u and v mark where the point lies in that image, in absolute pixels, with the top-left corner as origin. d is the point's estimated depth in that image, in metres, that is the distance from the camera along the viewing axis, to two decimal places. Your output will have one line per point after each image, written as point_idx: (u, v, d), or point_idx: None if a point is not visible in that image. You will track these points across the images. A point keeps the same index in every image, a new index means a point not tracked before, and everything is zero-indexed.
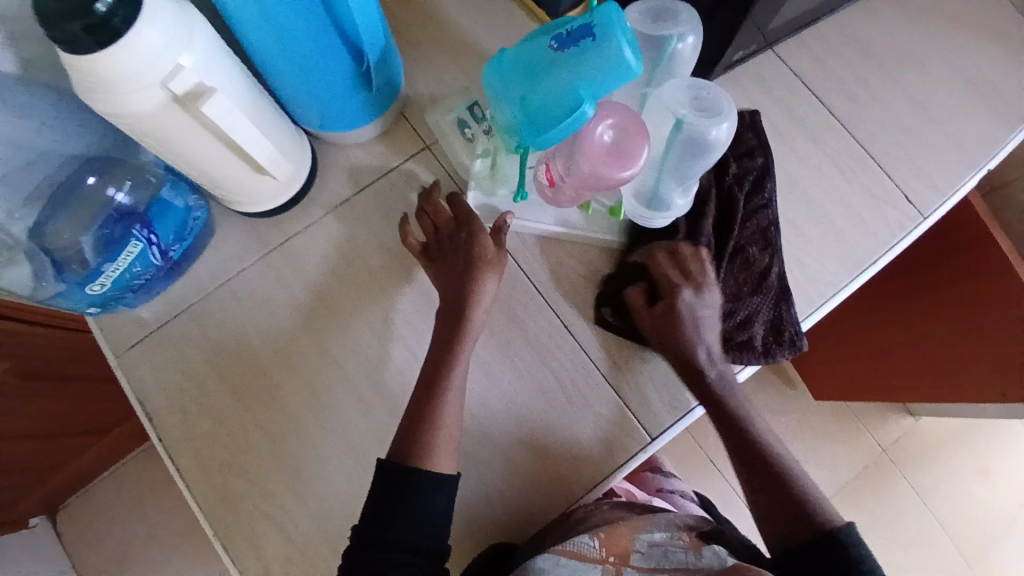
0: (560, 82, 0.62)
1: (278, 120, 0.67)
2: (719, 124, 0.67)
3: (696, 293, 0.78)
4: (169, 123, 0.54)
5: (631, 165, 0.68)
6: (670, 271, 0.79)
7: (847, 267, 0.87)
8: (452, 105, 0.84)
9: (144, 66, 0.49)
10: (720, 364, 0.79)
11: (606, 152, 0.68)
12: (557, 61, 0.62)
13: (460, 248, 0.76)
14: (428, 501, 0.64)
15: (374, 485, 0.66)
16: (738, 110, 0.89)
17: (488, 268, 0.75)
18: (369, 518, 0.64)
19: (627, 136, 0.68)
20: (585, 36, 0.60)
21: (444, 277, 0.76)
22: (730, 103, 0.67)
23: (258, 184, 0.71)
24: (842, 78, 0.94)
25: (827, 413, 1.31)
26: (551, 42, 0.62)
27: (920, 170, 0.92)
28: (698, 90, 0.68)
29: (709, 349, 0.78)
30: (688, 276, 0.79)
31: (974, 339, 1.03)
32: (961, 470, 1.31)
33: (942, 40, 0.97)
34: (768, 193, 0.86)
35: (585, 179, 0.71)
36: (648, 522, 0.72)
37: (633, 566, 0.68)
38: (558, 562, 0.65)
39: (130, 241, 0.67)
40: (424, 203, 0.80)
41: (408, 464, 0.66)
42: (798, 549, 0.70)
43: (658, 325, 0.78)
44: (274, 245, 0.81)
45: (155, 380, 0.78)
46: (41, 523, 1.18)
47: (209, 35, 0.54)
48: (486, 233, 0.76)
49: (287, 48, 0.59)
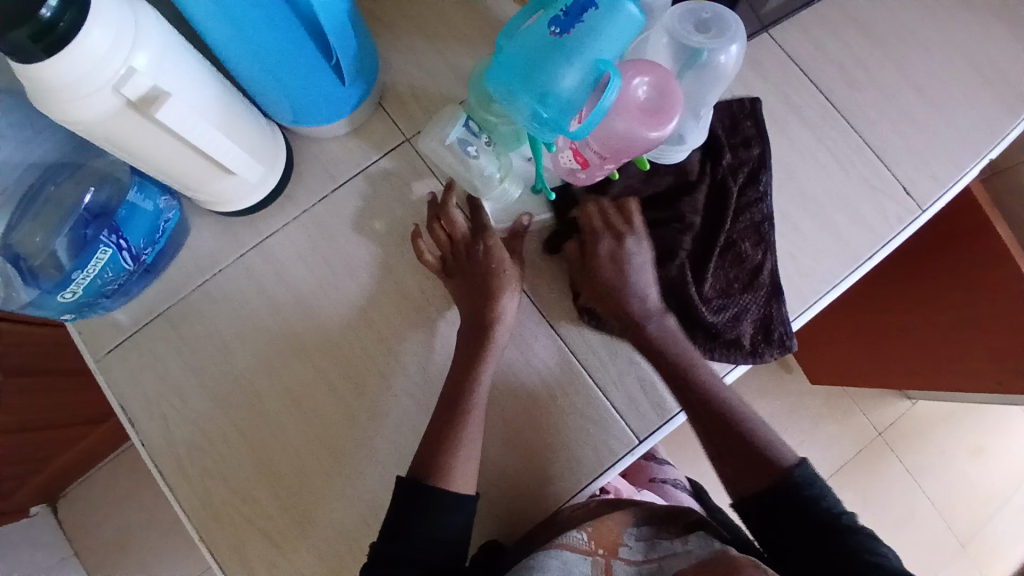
0: (580, 61, 0.59)
1: (242, 117, 0.64)
2: (736, 38, 0.70)
3: (617, 241, 0.76)
4: (125, 127, 0.52)
5: (673, 113, 0.65)
6: (594, 218, 0.78)
7: (842, 262, 0.85)
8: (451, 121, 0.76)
9: (93, 72, 0.46)
10: (659, 316, 0.76)
11: (648, 111, 0.65)
12: (570, 44, 0.59)
13: (478, 264, 0.75)
14: (447, 519, 0.64)
15: (396, 502, 0.65)
16: (738, 98, 0.87)
17: (507, 285, 0.75)
18: (388, 535, 0.63)
19: (663, 87, 0.65)
20: (588, 7, 0.59)
21: (463, 293, 0.76)
22: (735, 18, 0.70)
23: (222, 186, 0.68)
24: (840, 61, 0.91)
25: (823, 399, 1.29)
26: (551, 27, 0.60)
27: (919, 158, 0.89)
28: (698, 14, 0.71)
29: (646, 301, 0.76)
30: (611, 227, 0.77)
31: (974, 332, 1.00)
32: (958, 454, 1.30)
33: (945, 19, 0.93)
34: (764, 185, 0.84)
35: (629, 150, 0.67)
36: (630, 516, 0.71)
37: (622, 559, 0.67)
38: (548, 556, 0.63)
39: (98, 246, 0.65)
40: (437, 212, 0.79)
41: (431, 482, 0.65)
42: (770, 503, 0.67)
43: (592, 281, 0.77)
44: (251, 245, 0.79)
45: (133, 385, 0.76)
46: (40, 510, 1.10)
47: (162, 36, 0.51)
48: (503, 250, 0.76)
49: (248, 42, 0.56)
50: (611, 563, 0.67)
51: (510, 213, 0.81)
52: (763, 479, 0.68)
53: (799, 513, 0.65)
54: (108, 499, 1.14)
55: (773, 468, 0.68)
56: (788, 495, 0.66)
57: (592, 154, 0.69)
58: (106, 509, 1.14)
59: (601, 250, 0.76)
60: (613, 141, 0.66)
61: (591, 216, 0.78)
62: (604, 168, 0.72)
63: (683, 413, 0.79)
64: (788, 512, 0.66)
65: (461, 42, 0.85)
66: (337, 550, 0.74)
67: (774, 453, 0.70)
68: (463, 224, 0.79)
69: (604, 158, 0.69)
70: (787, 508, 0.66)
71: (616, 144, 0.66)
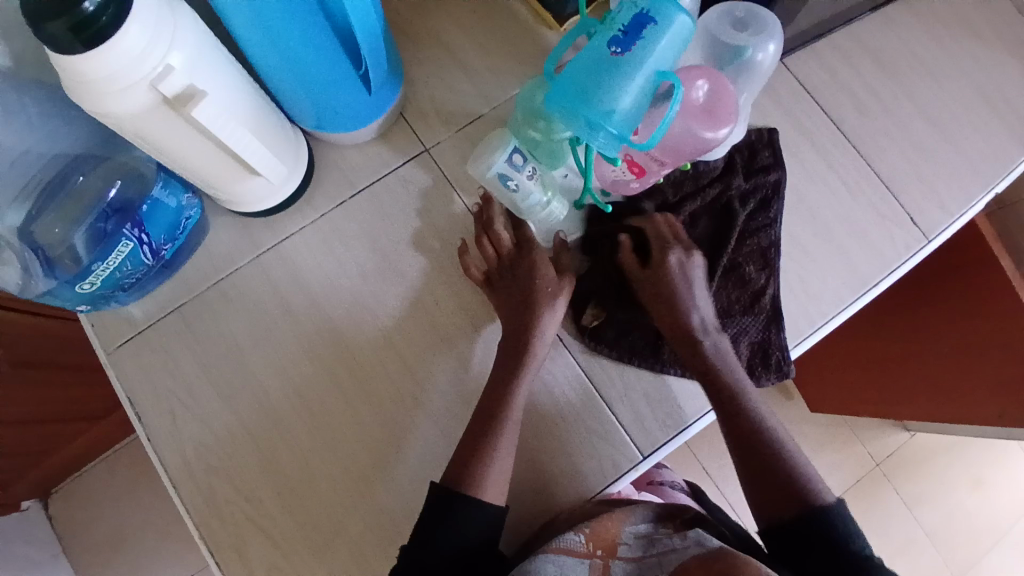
0: (640, 75, 0.59)
1: (269, 119, 0.65)
2: (777, 35, 0.72)
3: (686, 253, 0.78)
4: (156, 122, 0.53)
5: (733, 112, 0.66)
6: (665, 231, 0.80)
7: (849, 286, 0.86)
8: (490, 160, 0.76)
9: (132, 66, 0.47)
10: (714, 334, 0.77)
11: (707, 113, 0.65)
12: (630, 61, 0.60)
13: (523, 280, 0.77)
14: (468, 523, 0.66)
15: (427, 512, 0.66)
16: (757, 127, 0.88)
17: (550, 301, 0.76)
18: (415, 542, 0.65)
19: (718, 87, 0.66)
20: (647, 24, 0.60)
21: (507, 307, 0.77)
22: (771, 15, 0.72)
23: (246, 187, 0.69)
24: (851, 89, 0.92)
25: (822, 424, 1.29)
26: (610, 47, 0.61)
27: (926, 187, 0.90)
28: (732, 14, 0.73)
29: (703, 316, 0.77)
30: (679, 240, 0.80)
31: (976, 363, 1.01)
32: (956, 485, 1.30)
33: (956, 52, 0.95)
34: (774, 213, 0.85)
35: (687, 151, 0.68)
36: (631, 514, 0.71)
37: (621, 558, 0.68)
38: (545, 560, 0.65)
39: (120, 240, 0.66)
40: (483, 230, 0.80)
41: (456, 492, 0.66)
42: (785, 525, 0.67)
43: (653, 290, 0.78)
44: (266, 246, 0.80)
45: (143, 380, 0.77)
46: (32, 505, 1.10)
47: (199, 36, 0.53)
48: (547, 264, 0.78)
49: (282, 49, 0.58)
50: (609, 563, 0.68)
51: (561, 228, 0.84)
52: (792, 504, 0.68)
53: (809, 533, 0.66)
54: (105, 496, 1.14)
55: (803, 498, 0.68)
56: (816, 524, 0.66)
57: (651, 161, 0.70)
58: (102, 505, 1.14)
59: (671, 258, 0.77)
60: (671, 145, 0.67)
61: (661, 226, 0.80)
62: (658, 174, 0.74)
63: (704, 418, 0.81)
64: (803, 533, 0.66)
65: (481, 55, 0.87)
66: (336, 553, 0.74)
67: (806, 482, 0.69)
68: (509, 241, 0.80)
69: (663, 164, 0.70)
70: (811, 536, 0.66)
71: (676, 148, 0.67)
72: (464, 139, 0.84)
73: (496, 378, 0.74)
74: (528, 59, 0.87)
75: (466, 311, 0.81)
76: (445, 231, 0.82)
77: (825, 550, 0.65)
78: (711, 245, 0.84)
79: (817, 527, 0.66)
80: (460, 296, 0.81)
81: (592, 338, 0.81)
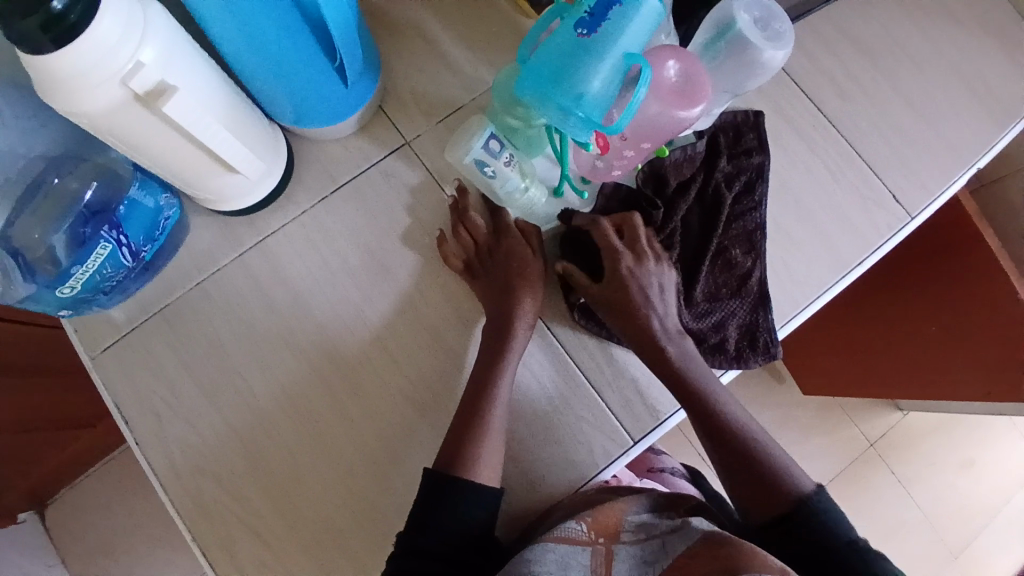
0: (610, 59, 0.59)
1: (244, 115, 0.64)
2: (785, 45, 0.67)
3: (638, 260, 0.77)
4: (129, 119, 0.52)
5: (699, 100, 0.65)
6: (613, 239, 0.77)
7: (832, 269, 0.87)
8: (469, 145, 0.76)
9: (105, 61, 0.46)
10: (677, 339, 0.77)
11: (683, 93, 0.65)
12: (597, 44, 0.59)
13: (503, 265, 0.77)
14: (468, 510, 0.66)
15: (421, 495, 0.66)
16: (742, 109, 0.88)
17: (527, 283, 0.77)
18: (412, 527, 0.65)
19: (690, 67, 0.65)
20: (613, 5, 0.59)
21: (488, 293, 0.77)
22: (787, 40, 0.67)
23: (223, 183, 0.68)
24: (833, 72, 0.92)
25: (813, 406, 1.29)
26: (577, 29, 0.60)
27: (907, 167, 0.91)
28: (770, 14, 0.67)
29: (664, 322, 0.77)
30: (634, 246, 0.78)
31: (961, 336, 1.02)
32: (948, 462, 1.31)
33: (935, 33, 0.95)
34: (758, 196, 0.85)
35: (663, 130, 0.67)
36: (632, 502, 0.70)
37: (624, 543, 0.67)
38: (545, 549, 0.64)
39: (98, 243, 0.65)
40: (460, 217, 0.80)
41: (453, 475, 0.67)
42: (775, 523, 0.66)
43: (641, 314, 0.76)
44: (249, 244, 0.79)
45: (128, 383, 0.76)
46: (25, 514, 1.09)
47: (170, 32, 0.52)
48: (524, 243, 0.79)
49: (253, 42, 0.57)
50: (613, 549, 0.66)
51: (539, 218, 0.83)
52: (772, 505, 0.67)
53: (793, 532, 0.65)
54: (98, 503, 1.13)
55: (778, 485, 0.68)
56: (796, 520, 0.65)
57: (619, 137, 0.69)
58: (95, 513, 1.13)
59: (624, 266, 0.76)
60: (645, 123, 0.66)
61: (608, 234, 0.77)
62: (623, 154, 0.73)
63: (681, 412, 0.80)
64: (794, 535, 0.65)
65: (460, 47, 0.86)
66: (330, 549, 0.75)
67: (787, 481, 0.68)
68: (486, 227, 0.80)
69: (627, 140, 0.70)
70: (793, 533, 0.65)
71: (648, 126, 0.67)
72: (445, 131, 0.84)
73: (482, 368, 0.74)
74: (508, 50, 0.87)
75: (452, 304, 0.81)
76: (429, 223, 0.82)
77: (800, 538, 0.64)
78: (699, 230, 0.83)
79: (801, 526, 0.65)
80: (447, 289, 0.81)
81: (581, 313, 0.81)
